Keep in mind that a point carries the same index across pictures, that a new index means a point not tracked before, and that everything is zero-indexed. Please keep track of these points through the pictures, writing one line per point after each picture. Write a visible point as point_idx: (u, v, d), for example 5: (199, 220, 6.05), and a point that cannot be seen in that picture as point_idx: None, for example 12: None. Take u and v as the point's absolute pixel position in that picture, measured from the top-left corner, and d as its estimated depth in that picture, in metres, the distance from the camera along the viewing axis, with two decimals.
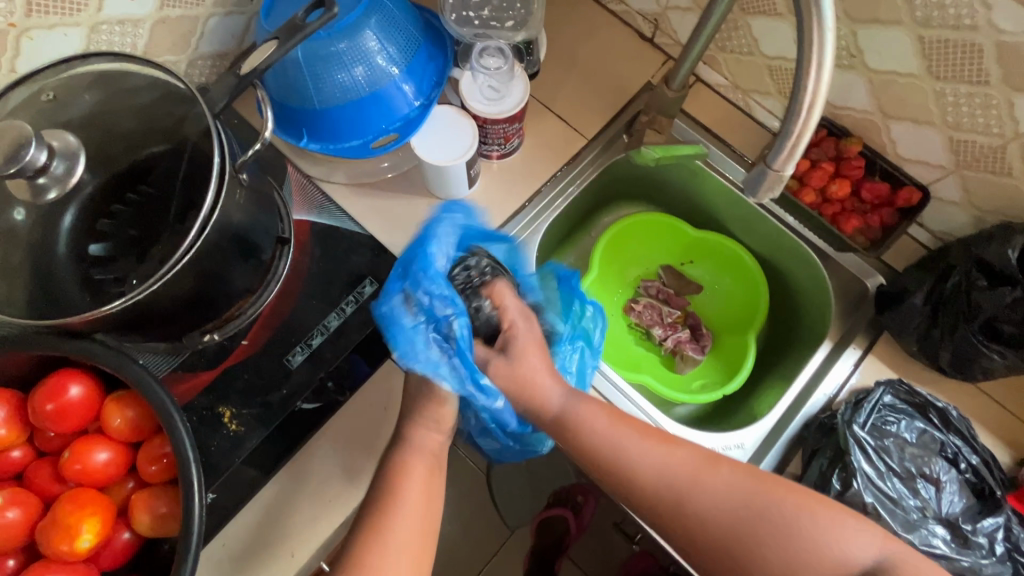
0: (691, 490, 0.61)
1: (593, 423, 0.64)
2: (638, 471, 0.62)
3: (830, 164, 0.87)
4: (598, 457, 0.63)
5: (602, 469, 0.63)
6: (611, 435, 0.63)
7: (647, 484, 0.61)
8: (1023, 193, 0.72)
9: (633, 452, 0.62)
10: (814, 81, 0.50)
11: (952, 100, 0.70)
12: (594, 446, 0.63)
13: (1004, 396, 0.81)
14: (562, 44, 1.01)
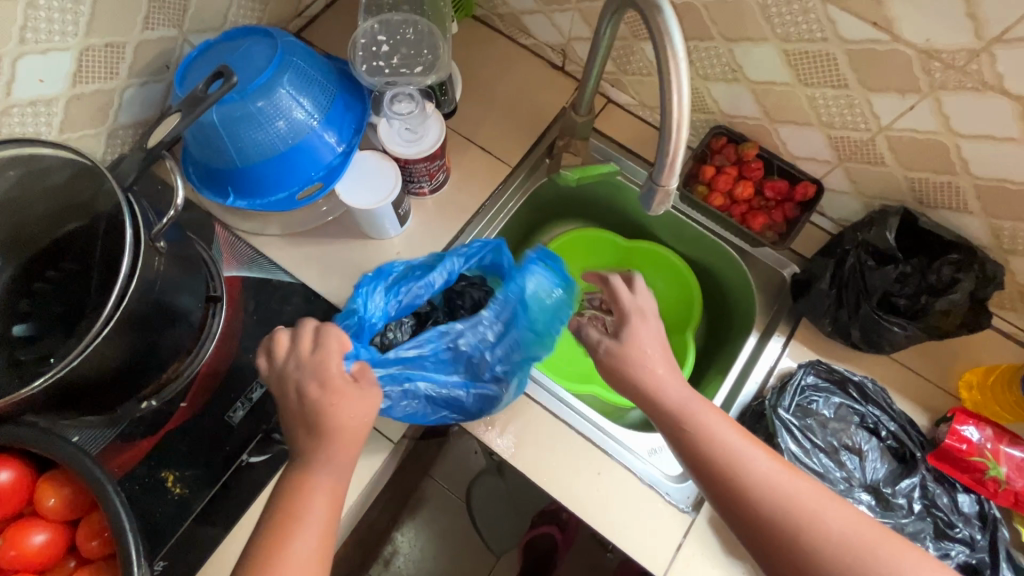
0: (810, 527, 0.56)
1: (722, 436, 0.61)
2: (763, 488, 0.58)
3: (734, 168, 0.92)
4: (718, 469, 0.60)
5: (721, 481, 0.59)
6: (741, 450, 0.60)
7: (766, 504, 0.57)
8: (898, 178, 0.80)
9: (760, 468, 0.59)
10: (676, 106, 0.55)
11: (822, 103, 0.78)
12: (718, 453, 0.60)
13: (917, 363, 0.88)
14: (479, 79, 1.06)
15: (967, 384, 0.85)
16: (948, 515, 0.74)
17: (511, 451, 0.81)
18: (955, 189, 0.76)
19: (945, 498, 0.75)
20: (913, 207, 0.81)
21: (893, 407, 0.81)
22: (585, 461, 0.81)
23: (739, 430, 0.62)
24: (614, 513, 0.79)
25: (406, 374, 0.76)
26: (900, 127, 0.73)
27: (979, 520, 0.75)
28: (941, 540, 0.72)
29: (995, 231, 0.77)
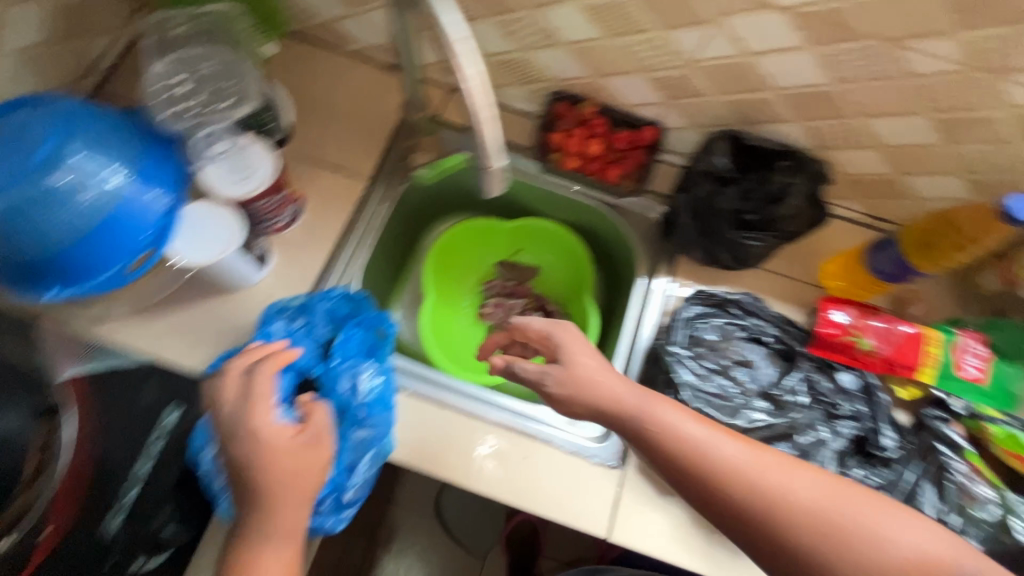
0: (726, 474, 0.57)
1: (676, 425, 0.61)
2: (704, 458, 0.58)
3: (581, 130, 0.94)
4: (671, 442, 0.60)
5: (671, 454, 0.60)
6: (685, 428, 0.60)
7: (710, 471, 0.57)
8: (721, 105, 0.84)
9: (717, 446, 0.59)
10: (470, 83, 0.54)
11: (635, 50, 0.80)
12: (675, 438, 0.60)
13: (785, 267, 0.95)
14: (314, 96, 1.01)
15: (828, 274, 0.92)
16: (833, 399, 0.80)
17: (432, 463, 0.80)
18: (769, 103, 0.81)
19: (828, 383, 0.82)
20: (742, 127, 0.86)
21: (771, 313, 0.87)
22: (508, 450, 0.83)
23: (693, 415, 0.62)
24: (547, 489, 0.81)
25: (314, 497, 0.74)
26: (706, 57, 0.77)
27: (860, 391, 0.82)
28: (833, 422, 0.79)
29: (812, 133, 0.83)
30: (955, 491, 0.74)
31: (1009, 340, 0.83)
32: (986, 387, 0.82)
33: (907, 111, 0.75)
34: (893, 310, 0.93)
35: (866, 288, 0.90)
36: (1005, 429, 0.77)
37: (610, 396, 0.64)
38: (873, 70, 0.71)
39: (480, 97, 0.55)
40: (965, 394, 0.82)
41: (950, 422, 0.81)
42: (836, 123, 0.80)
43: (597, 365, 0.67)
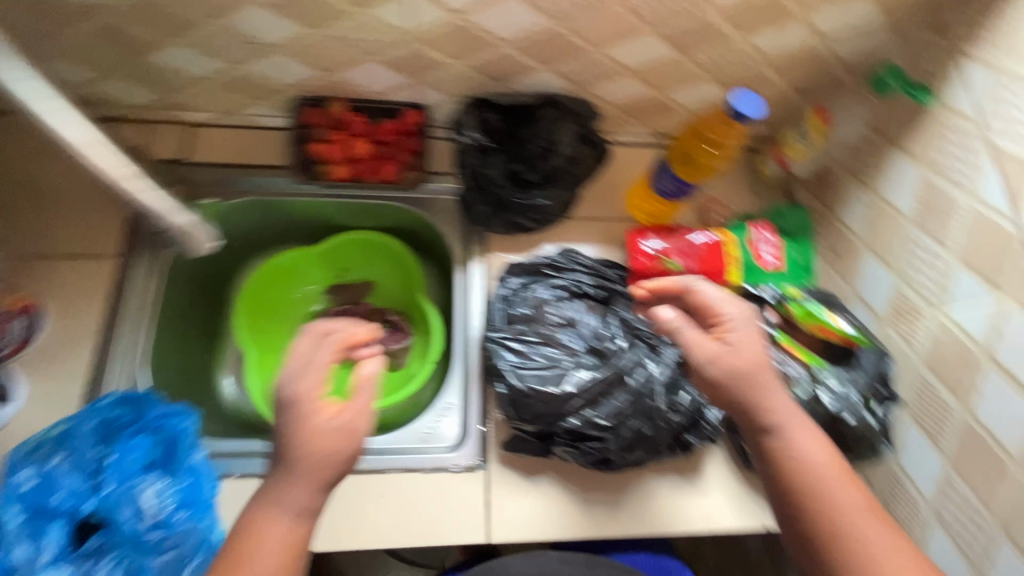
0: (810, 474, 0.56)
1: (796, 420, 0.58)
2: (797, 457, 0.56)
3: (341, 133, 0.85)
4: (767, 424, 0.58)
5: (764, 441, 0.58)
6: (775, 403, 0.59)
7: (789, 469, 0.56)
8: (465, 70, 0.79)
9: (804, 443, 0.57)
10: (101, 154, 0.54)
11: (349, 36, 0.72)
12: (772, 416, 0.58)
13: (593, 211, 0.94)
14: (24, 180, 0.85)
15: (633, 206, 0.94)
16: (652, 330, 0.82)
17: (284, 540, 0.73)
18: (508, 57, 0.77)
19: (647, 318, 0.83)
20: (497, 88, 0.82)
21: (585, 264, 0.87)
22: (358, 495, 0.76)
23: (799, 409, 0.59)
24: (416, 517, 0.76)
25: None
26: (421, 27, 0.71)
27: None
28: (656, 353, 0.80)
29: (563, 76, 0.81)
30: (776, 380, 0.75)
31: (792, 222, 0.90)
32: (784, 270, 0.87)
33: (633, 33, 0.74)
34: (700, 221, 0.95)
35: (665, 212, 0.91)
36: (804, 304, 0.81)
37: (746, 367, 0.60)
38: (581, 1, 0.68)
39: (112, 165, 0.55)
40: (771, 282, 0.86)
41: (764, 315, 0.83)
42: (579, 60, 0.78)
43: (710, 307, 0.64)
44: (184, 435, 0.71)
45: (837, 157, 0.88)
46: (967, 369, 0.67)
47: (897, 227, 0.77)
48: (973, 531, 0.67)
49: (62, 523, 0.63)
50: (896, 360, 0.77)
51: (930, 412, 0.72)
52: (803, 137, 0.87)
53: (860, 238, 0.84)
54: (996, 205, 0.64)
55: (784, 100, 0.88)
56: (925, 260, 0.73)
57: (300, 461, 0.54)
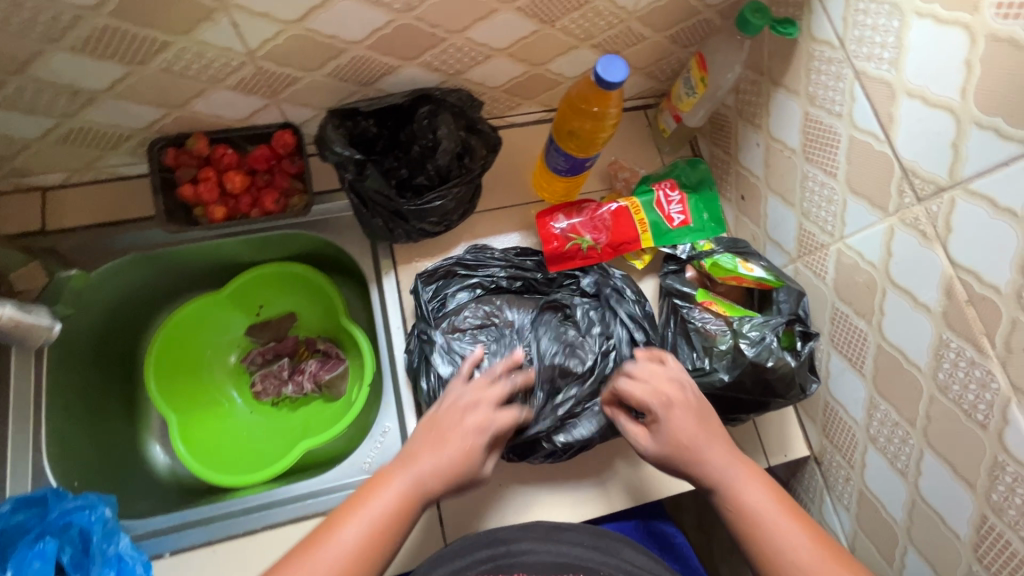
0: (774, 547, 0.58)
1: (755, 497, 0.61)
2: (776, 546, 0.58)
3: (207, 171, 0.79)
4: (744, 522, 0.60)
5: (743, 539, 0.60)
6: (747, 497, 0.61)
7: (774, 561, 0.58)
8: (323, 80, 0.74)
9: (782, 531, 0.59)
10: None
11: (180, 67, 0.66)
12: (745, 516, 0.60)
13: (498, 201, 0.91)
14: None
15: (538, 187, 0.91)
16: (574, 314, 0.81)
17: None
18: (364, 59, 0.72)
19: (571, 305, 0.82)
20: (364, 92, 0.77)
21: (498, 258, 0.84)
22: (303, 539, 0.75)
23: (779, 500, 0.61)
24: None
25: None
26: (256, 44, 0.65)
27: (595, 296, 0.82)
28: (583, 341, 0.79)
29: (430, 68, 0.76)
30: (698, 336, 0.77)
31: (692, 175, 0.89)
32: (692, 225, 0.86)
33: (487, 12, 0.69)
34: (608, 188, 0.93)
35: (567, 189, 0.88)
36: (715, 258, 0.81)
37: (710, 465, 0.63)
38: None
39: None
40: (684, 239, 0.85)
41: (682, 272, 0.84)
42: (441, 50, 0.74)
43: (694, 417, 0.65)
44: (92, 530, 0.67)
45: (727, 101, 0.86)
46: (870, 294, 0.68)
47: (790, 165, 0.77)
48: (900, 445, 0.68)
49: None
50: (810, 294, 0.78)
51: (847, 340, 0.73)
52: (690, 89, 0.85)
53: (760, 180, 0.83)
54: (868, 129, 0.64)
55: (666, 53, 0.86)
56: (818, 192, 0.73)
57: (420, 471, 0.60)
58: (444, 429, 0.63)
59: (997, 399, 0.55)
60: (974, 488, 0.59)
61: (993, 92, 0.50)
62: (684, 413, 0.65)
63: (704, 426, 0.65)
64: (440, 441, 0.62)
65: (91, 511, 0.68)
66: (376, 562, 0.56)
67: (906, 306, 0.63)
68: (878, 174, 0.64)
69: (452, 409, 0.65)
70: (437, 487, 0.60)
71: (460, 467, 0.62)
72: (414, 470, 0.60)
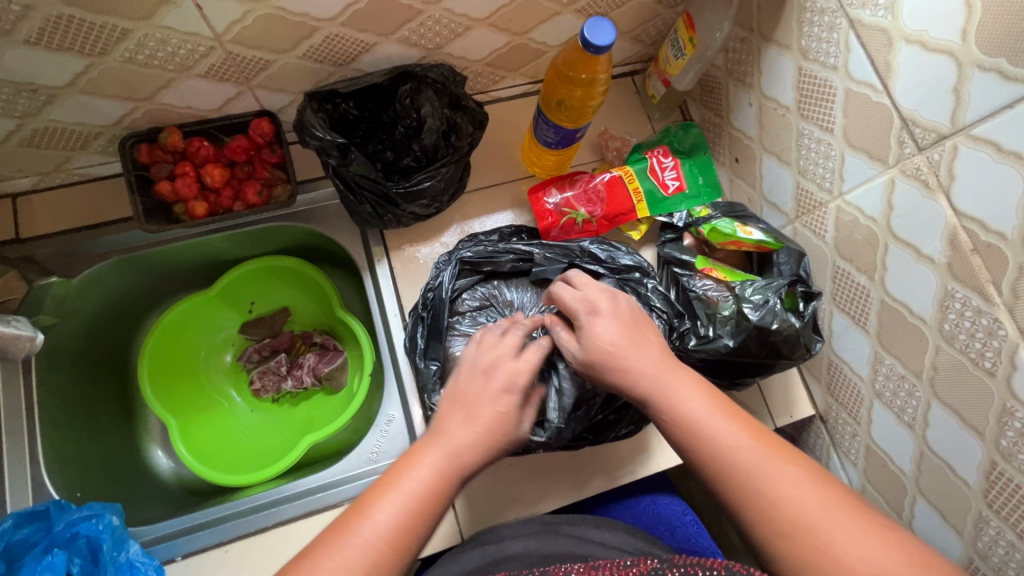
0: (715, 449, 0.49)
1: (693, 407, 0.52)
2: (714, 445, 0.49)
3: (185, 166, 0.75)
4: (671, 418, 0.52)
5: (682, 448, 0.51)
6: (685, 405, 0.52)
7: (716, 466, 0.49)
8: (297, 63, 0.70)
9: (716, 426, 0.50)
10: None
11: (145, 57, 0.63)
12: (683, 424, 0.51)
13: (488, 179, 0.88)
14: None
15: (529, 162, 0.88)
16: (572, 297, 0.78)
17: None
18: (339, 38, 0.68)
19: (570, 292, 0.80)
20: (341, 74, 0.74)
21: (491, 238, 0.82)
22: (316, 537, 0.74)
23: (702, 390, 0.53)
24: None
25: None
26: (225, 28, 0.62)
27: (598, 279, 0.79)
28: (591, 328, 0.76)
29: (409, 43, 0.73)
30: (699, 304, 0.76)
31: (685, 140, 0.87)
32: (687, 190, 0.84)
33: None
34: (599, 159, 0.91)
35: (558, 163, 0.85)
36: (712, 223, 0.79)
37: (637, 371, 0.54)
38: None
39: None
40: (679, 206, 0.84)
41: (680, 240, 0.83)
42: (419, 23, 0.70)
43: (621, 326, 0.58)
44: (101, 539, 0.66)
45: (717, 61, 0.84)
46: (873, 249, 0.67)
47: (784, 123, 0.75)
48: (907, 398, 0.68)
49: None
50: (809, 254, 0.77)
51: (849, 298, 0.73)
52: (677, 51, 0.82)
53: (754, 141, 0.82)
54: (865, 80, 0.62)
55: (651, 14, 0.83)
56: (815, 149, 0.71)
57: (457, 444, 0.53)
58: (469, 398, 0.56)
59: (1005, 346, 0.55)
60: (983, 435, 0.60)
61: (995, 29, 0.48)
62: (610, 322, 0.57)
63: (630, 334, 0.57)
64: (471, 413, 0.55)
65: (100, 521, 0.67)
66: (414, 543, 0.48)
67: (910, 258, 0.62)
68: (876, 126, 0.62)
69: (473, 372, 0.58)
70: (475, 462, 0.53)
71: (497, 433, 0.55)
72: (451, 443, 0.53)
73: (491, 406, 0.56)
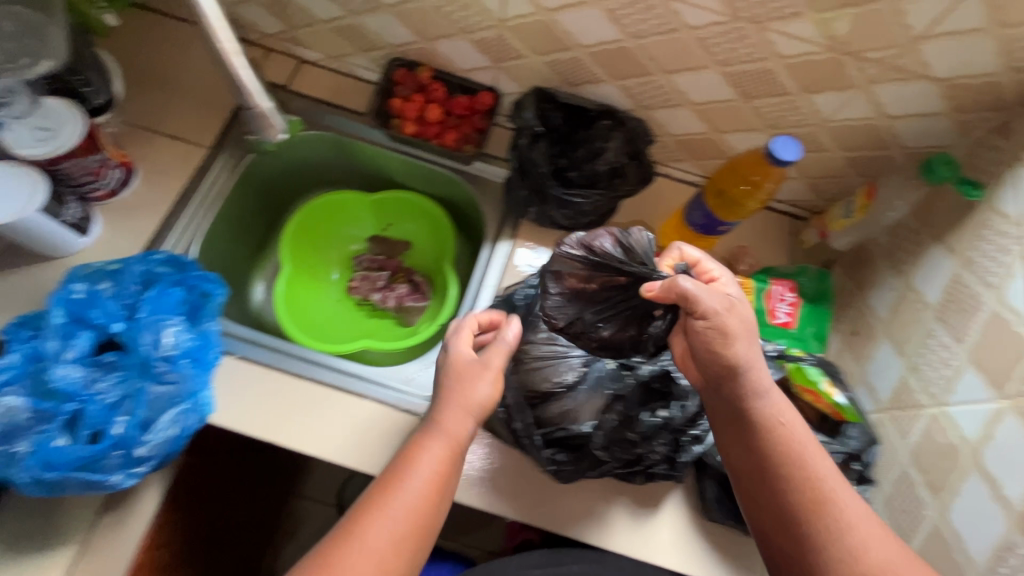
0: (807, 474, 0.60)
1: (792, 421, 0.62)
2: (802, 467, 0.60)
3: (418, 96, 0.94)
4: (764, 423, 0.62)
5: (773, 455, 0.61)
6: (788, 418, 0.62)
7: (794, 485, 0.60)
8: (540, 66, 0.87)
9: (813, 458, 0.60)
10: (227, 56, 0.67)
11: (447, 10, 0.82)
12: (789, 437, 0.61)
13: (624, 228, 0.98)
14: (157, 66, 1.00)
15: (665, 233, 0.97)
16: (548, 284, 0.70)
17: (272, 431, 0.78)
18: (580, 62, 0.83)
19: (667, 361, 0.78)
20: (567, 90, 0.89)
21: None
22: (334, 409, 0.81)
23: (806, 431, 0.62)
24: (378, 447, 0.79)
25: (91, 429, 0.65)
26: (509, 16, 0.79)
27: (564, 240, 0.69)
28: (597, 297, 0.68)
29: (628, 92, 0.86)
30: None
31: (813, 286, 0.88)
32: (792, 330, 0.86)
33: (699, 65, 0.77)
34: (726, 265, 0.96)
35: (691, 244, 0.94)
36: (801, 363, 0.77)
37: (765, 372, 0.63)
38: (654, 24, 0.73)
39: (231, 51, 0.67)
40: (779, 339, 0.85)
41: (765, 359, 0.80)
42: (644, 82, 0.84)
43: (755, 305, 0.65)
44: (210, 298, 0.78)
45: (880, 238, 0.86)
46: (949, 468, 0.65)
47: (918, 316, 0.75)
48: None
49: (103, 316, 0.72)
50: (884, 446, 0.75)
51: (903, 506, 0.70)
52: (847, 212, 0.86)
53: (880, 321, 0.82)
54: (1016, 308, 0.62)
55: (840, 171, 0.89)
56: (935, 352, 0.71)
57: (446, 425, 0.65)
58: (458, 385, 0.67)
59: None
60: None
61: None
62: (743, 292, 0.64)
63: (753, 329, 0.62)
64: (448, 430, 0.65)
65: (214, 286, 0.79)
66: (450, 482, 0.64)
67: (986, 494, 0.60)
68: (1009, 354, 0.61)
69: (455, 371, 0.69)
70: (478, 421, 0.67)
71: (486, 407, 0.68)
72: (444, 425, 0.65)
73: (461, 420, 0.66)
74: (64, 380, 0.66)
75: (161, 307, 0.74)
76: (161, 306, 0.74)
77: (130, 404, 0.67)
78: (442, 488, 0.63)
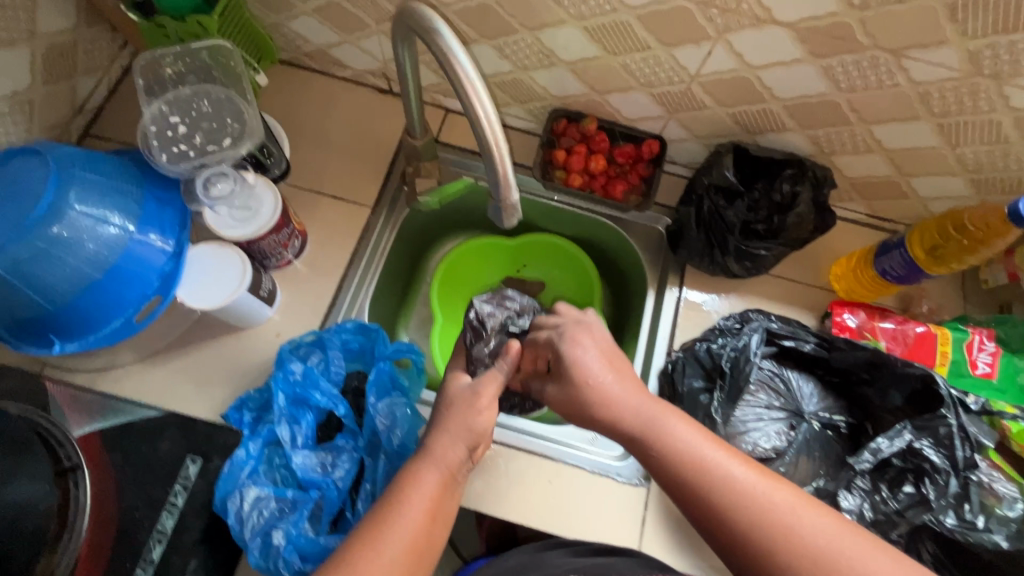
0: (720, 484, 0.54)
1: (686, 444, 0.57)
2: (716, 482, 0.54)
3: (582, 147, 0.93)
4: (661, 446, 0.58)
5: (688, 489, 0.55)
6: (672, 440, 0.58)
7: (721, 505, 0.53)
8: (721, 117, 0.84)
9: (710, 457, 0.56)
10: (479, 107, 0.54)
11: (635, 67, 0.80)
12: (683, 462, 0.56)
13: (791, 272, 0.96)
14: (308, 122, 1.00)
15: (837, 277, 0.94)
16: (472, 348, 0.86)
17: (485, 501, 0.82)
18: (770, 113, 0.81)
19: (868, 422, 0.80)
20: (746, 139, 0.87)
21: (804, 328, 0.83)
22: (534, 473, 0.84)
23: (705, 435, 0.58)
24: (580, 512, 0.82)
25: (326, 514, 0.67)
26: (706, 72, 0.77)
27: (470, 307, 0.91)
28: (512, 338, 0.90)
29: (815, 140, 0.84)
30: (979, 491, 0.72)
31: (1019, 338, 0.85)
32: (994, 381, 0.83)
33: (911, 117, 0.75)
34: (902, 308, 0.93)
35: (871, 286, 0.91)
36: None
37: (628, 415, 0.61)
38: (874, 79, 0.70)
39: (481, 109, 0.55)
40: (980, 391, 0.83)
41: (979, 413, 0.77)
42: (837, 130, 0.81)
43: (606, 356, 0.66)
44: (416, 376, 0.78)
45: None
46: None
47: None
48: None
49: (324, 397, 0.73)
50: None
51: None
52: None
53: None
54: None
55: None
56: None
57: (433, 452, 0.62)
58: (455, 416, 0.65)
59: None
60: None
61: None
62: (594, 353, 0.65)
63: (619, 372, 0.64)
64: (436, 456, 0.61)
65: (417, 355, 0.78)
66: (437, 529, 0.58)
67: None
68: None
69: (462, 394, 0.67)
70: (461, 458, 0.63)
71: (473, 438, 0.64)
72: (433, 455, 0.62)
73: (451, 445, 0.63)
74: (303, 468, 0.69)
75: (379, 387, 0.74)
76: (379, 387, 0.74)
77: (365, 492, 0.69)
78: (428, 538, 0.57)
